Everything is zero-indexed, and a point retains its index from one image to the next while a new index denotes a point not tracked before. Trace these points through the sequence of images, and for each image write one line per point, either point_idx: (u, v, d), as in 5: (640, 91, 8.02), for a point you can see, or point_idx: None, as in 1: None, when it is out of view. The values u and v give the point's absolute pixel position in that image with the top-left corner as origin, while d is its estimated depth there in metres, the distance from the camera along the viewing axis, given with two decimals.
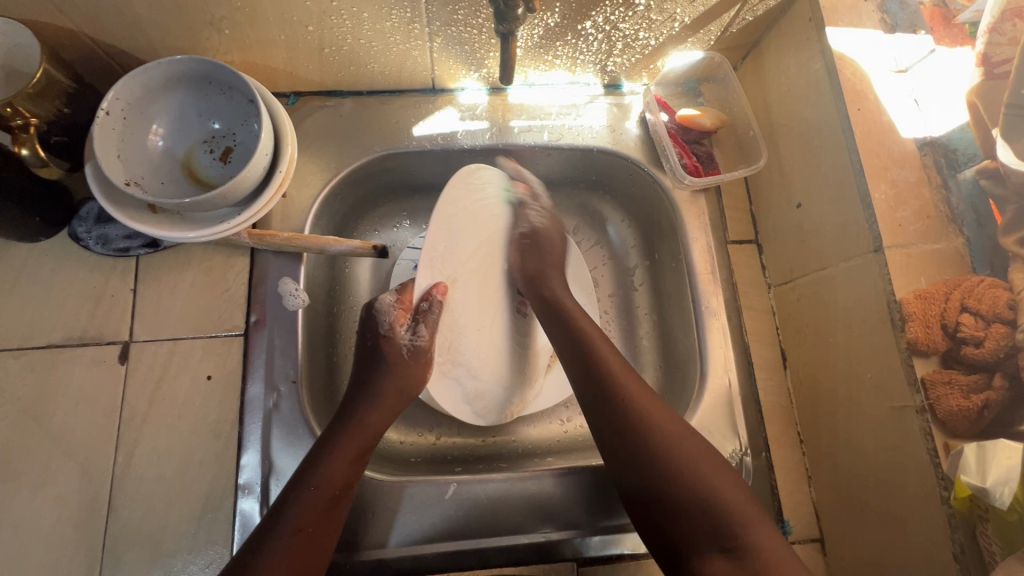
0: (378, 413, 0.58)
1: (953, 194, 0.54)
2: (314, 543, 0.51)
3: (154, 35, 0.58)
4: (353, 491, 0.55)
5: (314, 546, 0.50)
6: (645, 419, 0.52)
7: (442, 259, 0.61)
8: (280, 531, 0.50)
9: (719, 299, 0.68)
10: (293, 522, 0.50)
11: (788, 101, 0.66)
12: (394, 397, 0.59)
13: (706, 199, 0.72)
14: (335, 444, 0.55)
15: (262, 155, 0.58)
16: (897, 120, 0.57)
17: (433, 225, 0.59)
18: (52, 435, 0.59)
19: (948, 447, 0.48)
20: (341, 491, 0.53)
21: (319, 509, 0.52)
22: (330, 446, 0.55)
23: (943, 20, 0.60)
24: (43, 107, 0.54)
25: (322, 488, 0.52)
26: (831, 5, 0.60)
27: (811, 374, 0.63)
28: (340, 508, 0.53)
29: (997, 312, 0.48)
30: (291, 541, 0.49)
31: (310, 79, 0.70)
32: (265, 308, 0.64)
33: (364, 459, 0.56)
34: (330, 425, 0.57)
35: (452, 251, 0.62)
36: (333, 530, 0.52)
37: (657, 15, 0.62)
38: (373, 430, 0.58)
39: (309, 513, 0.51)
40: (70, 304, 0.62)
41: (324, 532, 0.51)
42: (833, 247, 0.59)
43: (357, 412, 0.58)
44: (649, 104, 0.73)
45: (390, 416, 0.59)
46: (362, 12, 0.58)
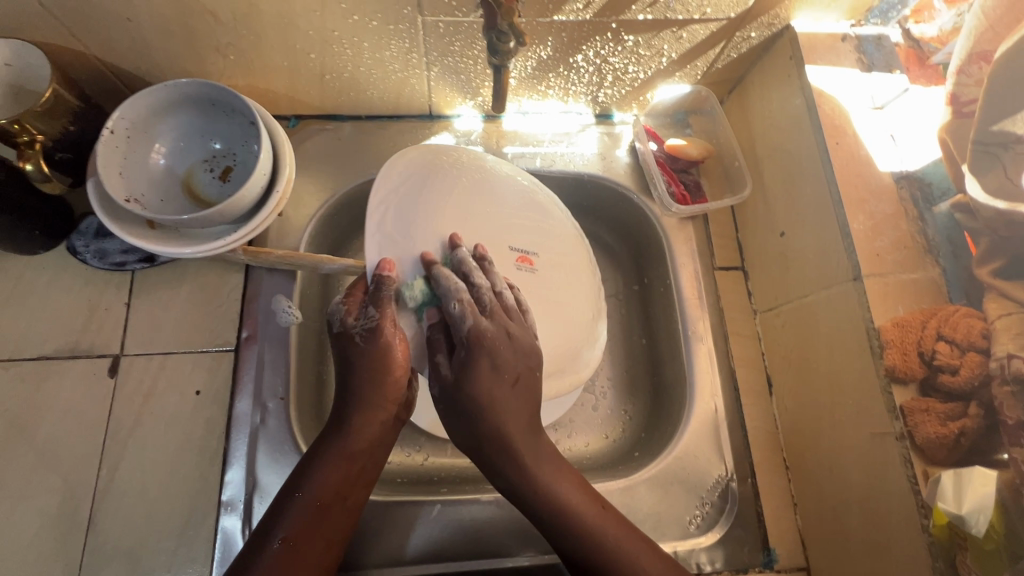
0: (369, 420, 0.54)
1: (929, 226, 0.56)
2: (314, 554, 0.50)
3: (162, 58, 0.60)
4: (345, 502, 0.53)
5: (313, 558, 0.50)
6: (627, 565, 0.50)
7: (394, 236, 0.55)
8: (275, 544, 0.49)
9: (705, 324, 0.69)
10: (287, 533, 0.50)
11: (771, 134, 0.68)
12: (384, 404, 0.54)
13: (694, 227, 0.74)
14: (328, 456, 0.53)
15: (259, 174, 0.59)
16: (875, 154, 0.59)
17: (376, 203, 0.55)
18: (37, 447, 0.59)
19: (928, 474, 0.48)
20: (337, 503, 0.53)
21: (318, 522, 0.51)
22: (322, 459, 0.53)
23: (918, 61, 0.63)
24: (49, 124, 0.56)
25: (318, 501, 0.52)
26: (810, 44, 0.63)
27: (797, 400, 0.63)
28: (341, 520, 0.53)
29: (971, 341, 0.48)
30: (285, 556, 0.49)
31: (311, 103, 0.72)
32: (256, 324, 0.65)
33: (361, 475, 0.54)
34: (323, 436, 0.55)
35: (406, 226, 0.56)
36: (334, 543, 0.52)
37: (645, 51, 0.65)
38: (366, 441, 0.54)
39: (306, 526, 0.50)
40: (63, 316, 0.63)
41: (313, 543, 0.50)
42: (814, 275, 0.61)
43: (347, 423, 0.54)
44: (638, 133, 0.76)
45: (387, 425, 0.56)
46: (363, 42, 0.60)
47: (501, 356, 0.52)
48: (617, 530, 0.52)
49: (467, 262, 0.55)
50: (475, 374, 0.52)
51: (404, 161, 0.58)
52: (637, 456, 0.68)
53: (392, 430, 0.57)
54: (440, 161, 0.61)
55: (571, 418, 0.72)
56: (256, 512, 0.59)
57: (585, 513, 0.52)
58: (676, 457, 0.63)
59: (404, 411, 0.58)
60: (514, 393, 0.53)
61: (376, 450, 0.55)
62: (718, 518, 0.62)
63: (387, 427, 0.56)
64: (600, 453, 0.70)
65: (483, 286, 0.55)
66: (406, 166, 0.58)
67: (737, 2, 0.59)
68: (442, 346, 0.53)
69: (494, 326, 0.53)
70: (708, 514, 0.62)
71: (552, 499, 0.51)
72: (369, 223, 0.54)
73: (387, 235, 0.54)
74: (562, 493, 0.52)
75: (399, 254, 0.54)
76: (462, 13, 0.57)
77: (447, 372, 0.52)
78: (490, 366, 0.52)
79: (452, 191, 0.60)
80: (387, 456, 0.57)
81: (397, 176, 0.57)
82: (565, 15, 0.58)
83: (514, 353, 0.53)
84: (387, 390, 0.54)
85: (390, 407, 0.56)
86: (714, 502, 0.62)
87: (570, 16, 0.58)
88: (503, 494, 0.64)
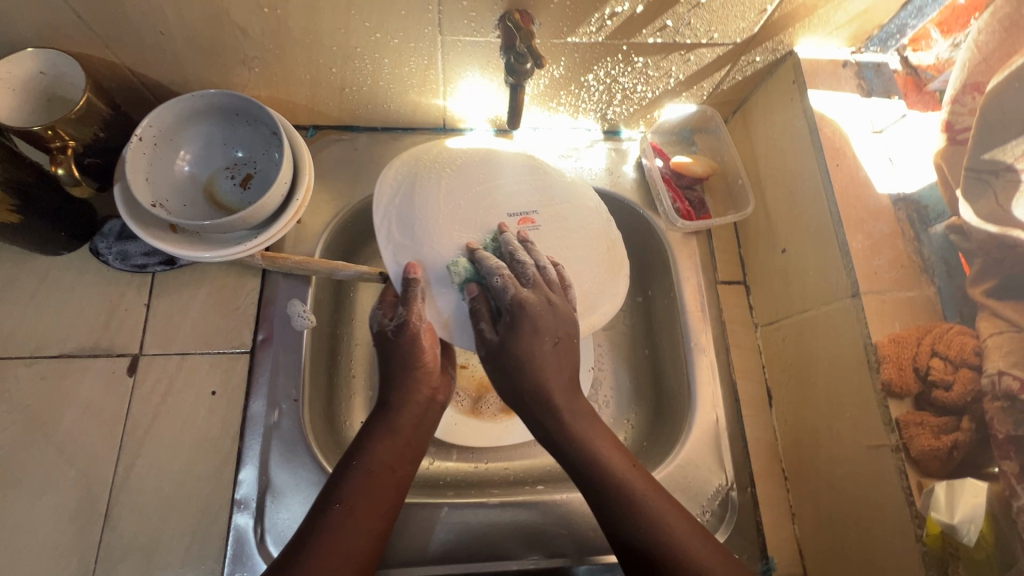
0: (412, 399, 0.59)
1: (926, 247, 0.58)
2: (371, 520, 0.51)
3: (190, 70, 0.63)
4: (400, 475, 0.55)
5: (368, 524, 0.51)
6: (652, 518, 0.49)
7: (406, 241, 0.63)
8: (335, 509, 0.51)
9: (708, 336, 0.71)
10: (346, 499, 0.51)
11: (773, 153, 0.71)
12: (422, 386, 0.60)
13: (698, 241, 0.77)
14: (378, 430, 0.56)
15: (281, 183, 0.61)
16: (873, 176, 0.62)
17: (379, 220, 0.63)
18: (56, 443, 0.60)
19: (921, 486, 0.50)
20: (390, 475, 0.54)
21: (373, 490, 0.53)
22: (373, 436, 0.56)
23: (915, 87, 0.65)
24: (80, 129, 0.58)
25: (371, 470, 0.53)
26: (812, 70, 0.66)
27: (796, 412, 0.65)
28: (392, 491, 0.54)
29: (964, 357, 0.50)
30: (343, 518, 0.50)
31: (329, 115, 0.74)
32: (272, 327, 0.67)
33: (409, 449, 0.57)
34: (372, 419, 0.58)
35: (415, 227, 0.64)
36: (387, 513, 0.53)
37: (654, 72, 0.68)
38: (409, 416, 0.58)
39: (363, 492, 0.52)
40: (85, 316, 0.65)
41: (371, 509, 0.52)
42: (814, 292, 0.63)
43: (392, 402, 0.58)
44: (644, 149, 0.78)
45: (426, 405, 0.60)
46: (384, 58, 0.63)
47: (539, 315, 0.56)
48: (645, 487, 0.52)
49: (512, 246, 0.62)
50: (520, 335, 0.55)
51: (392, 171, 0.66)
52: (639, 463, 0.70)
53: (432, 410, 0.61)
54: (434, 159, 0.68)
55: None
56: (269, 511, 0.60)
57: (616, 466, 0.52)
58: (678, 466, 0.65)
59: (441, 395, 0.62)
60: (554, 352, 0.55)
61: (419, 428, 0.59)
62: (719, 526, 0.63)
63: (427, 410, 0.60)
64: None
65: (519, 258, 0.60)
66: (396, 174, 0.66)
67: (743, 28, 0.62)
68: (487, 315, 0.58)
69: (536, 295, 0.57)
70: (708, 522, 0.63)
71: (588, 452, 0.52)
72: (380, 237, 0.63)
73: (399, 240, 0.63)
74: (597, 448, 0.53)
75: (414, 255, 0.63)
76: (480, 33, 0.59)
77: (493, 336, 0.57)
78: (532, 329, 0.55)
79: (453, 182, 0.67)
80: (429, 440, 0.60)
81: (391, 186, 0.65)
82: (578, 37, 0.60)
83: (552, 313, 0.56)
84: (426, 371, 0.60)
85: (429, 387, 0.61)
86: (714, 510, 0.64)
87: (583, 38, 0.60)
88: (508, 498, 0.65)
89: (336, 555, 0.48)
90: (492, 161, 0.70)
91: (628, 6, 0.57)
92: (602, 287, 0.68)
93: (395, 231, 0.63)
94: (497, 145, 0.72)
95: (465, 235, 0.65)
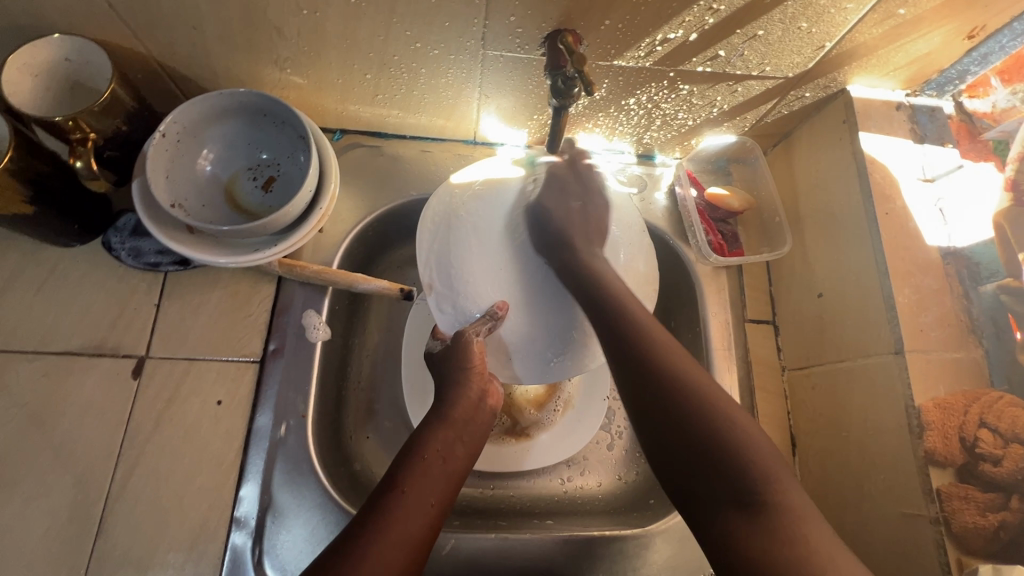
0: (466, 394, 0.57)
1: (974, 305, 0.55)
2: (424, 506, 0.48)
3: (219, 66, 0.60)
4: (456, 469, 0.53)
5: (423, 508, 0.48)
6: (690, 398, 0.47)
7: (450, 293, 0.64)
8: (393, 491, 0.49)
9: (733, 377, 0.68)
10: (403, 482, 0.49)
11: (816, 193, 0.68)
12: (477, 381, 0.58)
13: (728, 276, 0.74)
14: (432, 421, 0.55)
15: (306, 190, 0.59)
16: (922, 227, 0.59)
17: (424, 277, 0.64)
18: (54, 445, 0.58)
19: (961, 564, 0.48)
20: (443, 467, 0.52)
21: (427, 477, 0.50)
22: (426, 430, 0.54)
23: (969, 135, 0.63)
24: (103, 122, 0.56)
25: (424, 457, 0.52)
26: (864, 110, 0.64)
27: (822, 466, 0.62)
28: (442, 481, 0.51)
29: (1015, 432, 0.49)
30: (399, 500, 0.48)
31: (358, 120, 0.72)
32: (285, 337, 0.65)
33: (463, 443, 0.55)
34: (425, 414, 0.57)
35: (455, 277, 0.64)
36: (441, 502, 0.50)
37: (698, 100, 0.65)
38: (462, 410, 0.56)
39: (417, 478, 0.50)
40: (91, 313, 0.62)
41: (425, 495, 0.49)
42: (851, 343, 0.60)
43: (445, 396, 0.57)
44: (679, 177, 0.76)
45: (477, 403, 0.58)
46: (421, 68, 0.60)
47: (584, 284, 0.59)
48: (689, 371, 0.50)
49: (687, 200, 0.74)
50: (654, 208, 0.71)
51: (429, 217, 0.65)
52: (652, 502, 0.69)
53: (484, 410, 0.58)
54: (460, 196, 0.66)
55: (586, 454, 0.75)
56: (269, 531, 0.58)
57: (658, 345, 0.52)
58: None
59: (494, 398, 0.60)
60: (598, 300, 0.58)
61: (473, 424, 0.57)
62: None
63: (482, 406, 0.58)
64: (610, 493, 0.72)
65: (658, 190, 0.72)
66: (432, 219, 0.65)
67: (798, 63, 0.59)
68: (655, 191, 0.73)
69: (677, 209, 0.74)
70: None
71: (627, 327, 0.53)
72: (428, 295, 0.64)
73: (439, 290, 0.64)
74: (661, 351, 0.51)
75: (455, 305, 0.64)
76: (525, 50, 0.57)
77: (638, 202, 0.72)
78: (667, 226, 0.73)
79: (475, 218, 0.66)
80: (483, 440, 0.58)
81: (430, 233, 0.65)
82: (625, 61, 0.58)
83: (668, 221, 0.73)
84: (476, 372, 0.59)
85: (479, 384, 0.58)
86: None
87: (630, 62, 0.58)
88: (521, 532, 0.64)
89: (393, 536, 0.45)
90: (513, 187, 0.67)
91: (681, 34, 0.54)
92: None
93: (439, 286, 0.64)
94: (506, 172, 0.68)
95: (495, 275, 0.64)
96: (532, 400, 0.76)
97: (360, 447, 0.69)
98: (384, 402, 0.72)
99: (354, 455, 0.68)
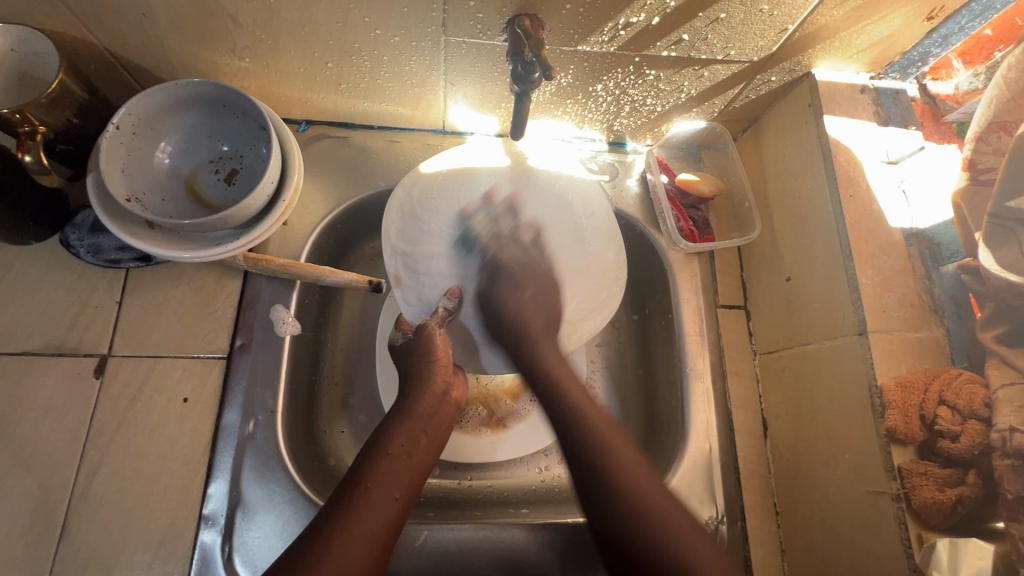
0: (428, 393, 0.57)
1: (936, 285, 0.56)
2: (388, 501, 0.49)
3: (175, 55, 0.59)
4: (419, 462, 0.54)
5: (387, 504, 0.49)
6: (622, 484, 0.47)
7: (416, 284, 0.64)
8: (356, 488, 0.50)
9: (705, 362, 0.69)
10: (364, 480, 0.50)
11: (784, 177, 0.68)
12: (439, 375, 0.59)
13: (700, 262, 0.74)
14: (394, 415, 0.56)
15: (267, 182, 0.58)
16: (886, 209, 0.59)
17: (391, 269, 0.64)
18: (13, 448, 0.56)
19: (921, 538, 0.49)
20: (408, 461, 0.53)
21: (390, 473, 0.51)
22: (390, 424, 0.55)
23: (933, 117, 0.64)
24: (52, 114, 0.54)
25: (388, 452, 0.53)
26: (829, 93, 0.64)
27: (792, 447, 0.63)
28: (407, 476, 0.52)
29: (973, 408, 0.49)
30: (363, 496, 0.49)
31: (323, 110, 0.70)
32: (252, 332, 0.64)
33: (428, 436, 0.56)
34: (390, 410, 0.58)
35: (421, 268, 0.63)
36: (405, 497, 0.51)
37: (666, 85, 0.65)
38: (426, 404, 0.57)
39: (381, 474, 0.51)
40: (50, 312, 0.61)
41: (389, 489, 0.50)
42: (818, 325, 0.61)
43: (408, 390, 0.58)
44: (649, 164, 0.75)
45: (441, 397, 0.59)
46: (383, 55, 0.59)
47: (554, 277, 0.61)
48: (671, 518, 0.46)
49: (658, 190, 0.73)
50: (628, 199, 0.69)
51: (391, 210, 0.65)
52: None
53: (447, 404, 0.59)
54: (424, 186, 0.65)
55: None
56: (238, 529, 0.57)
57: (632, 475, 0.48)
58: None
59: (457, 391, 0.61)
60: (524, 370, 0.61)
61: (438, 418, 0.58)
62: None
63: (445, 400, 0.59)
64: None
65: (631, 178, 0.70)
66: (397, 208, 0.65)
67: (762, 46, 0.59)
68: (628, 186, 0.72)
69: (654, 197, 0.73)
70: None
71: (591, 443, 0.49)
72: (394, 286, 0.64)
73: (406, 282, 0.64)
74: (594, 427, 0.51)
75: (420, 297, 0.64)
76: (487, 35, 0.56)
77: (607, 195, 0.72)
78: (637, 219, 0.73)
79: (441, 207, 0.64)
80: (447, 432, 0.59)
81: (395, 224, 0.64)
82: (589, 46, 0.57)
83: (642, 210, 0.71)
84: (440, 366, 0.59)
85: (443, 378, 0.59)
86: None
87: (595, 47, 0.57)
88: (501, 521, 0.64)
89: (355, 534, 0.46)
90: (478, 177, 0.66)
91: (644, 17, 0.53)
92: (596, 298, 0.67)
93: (405, 277, 0.64)
94: (474, 161, 0.66)
95: (459, 263, 0.63)
96: (507, 391, 0.76)
97: (334, 441, 0.69)
98: (357, 396, 0.71)
99: (327, 449, 0.67)
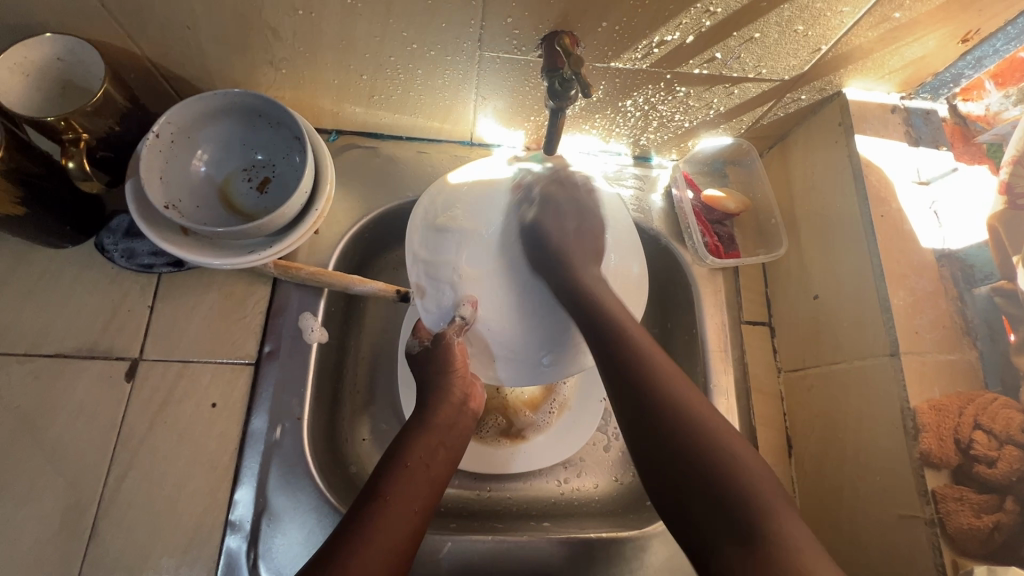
0: (446, 407, 0.57)
1: (969, 308, 0.56)
2: (407, 513, 0.49)
3: (214, 66, 0.60)
4: (436, 474, 0.54)
5: (406, 515, 0.49)
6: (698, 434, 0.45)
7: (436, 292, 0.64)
8: (376, 500, 0.49)
9: (729, 379, 0.68)
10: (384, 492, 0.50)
11: (812, 195, 0.68)
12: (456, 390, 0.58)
13: (724, 278, 0.74)
14: (413, 428, 0.56)
15: (301, 191, 0.58)
16: (917, 230, 0.59)
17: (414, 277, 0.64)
18: (44, 448, 0.57)
19: (957, 565, 0.48)
20: (427, 474, 0.53)
21: (406, 484, 0.51)
22: (409, 436, 0.55)
23: (963, 138, 0.64)
24: (95, 123, 0.55)
25: (407, 463, 0.52)
26: (860, 113, 0.64)
27: (818, 466, 0.62)
28: (427, 488, 0.52)
29: (1009, 433, 0.50)
30: (382, 509, 0.49)
31: (354, 120, 0.71)
32: (280, 339, 0.64)
33: (445, 448, 0.56)
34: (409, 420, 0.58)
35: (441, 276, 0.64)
36: (425, 510, 0.51)
37: (696, 102, 0.66)
38: (445, 416, 0.57)
39: (401, 487, 0.51)
40: (84, 316, 0.62)
41: (407, 501, 0.50)
42: (848, 345, 0.60)
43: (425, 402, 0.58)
44: (675, 179, 0.75)
45: (459, 408, 0.58)
46: (418, 69, 0.60)
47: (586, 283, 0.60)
48: (757, 474, 0.43)
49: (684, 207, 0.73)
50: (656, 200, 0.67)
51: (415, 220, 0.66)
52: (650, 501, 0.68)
53: (465, 415, 0.59)
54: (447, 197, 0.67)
55: (583, 456, 0.75)
56: (263, 535, 0.57)
57: (719, 429, 0.46)
58: None
59: (475, 404, 0.61)
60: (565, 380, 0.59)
61: (455, 430, 0.58)
62: None
63: (463, 412, 0.59)
64: (608, 495, 0.72)
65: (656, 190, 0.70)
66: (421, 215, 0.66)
67: (793, 65, 0.59)
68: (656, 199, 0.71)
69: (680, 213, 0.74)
70: None
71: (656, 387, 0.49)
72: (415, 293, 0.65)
73: (427, 290, 0.64)
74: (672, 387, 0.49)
75: (439, 305, 0.64)
76: (521, 52, 0.56)
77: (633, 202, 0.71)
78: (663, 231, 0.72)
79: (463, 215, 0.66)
80: (465, 443, 0.59)
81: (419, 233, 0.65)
82: (622, 63, 0.58)
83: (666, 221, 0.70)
84: (458, 376, 0.60)
85: (461, 390, 0.59)
86: None
87: (628, 64, 0.58)
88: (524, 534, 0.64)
89: (376, 546, 0.46)
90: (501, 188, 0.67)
91: (678, 36, 0.54)
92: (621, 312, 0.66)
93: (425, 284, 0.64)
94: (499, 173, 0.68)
95: None
96: (527, 402, 0.76)
97: (356, 448, 0.69)
98: (379, 404, 0.72)
99: (350, 457, 0.67)
